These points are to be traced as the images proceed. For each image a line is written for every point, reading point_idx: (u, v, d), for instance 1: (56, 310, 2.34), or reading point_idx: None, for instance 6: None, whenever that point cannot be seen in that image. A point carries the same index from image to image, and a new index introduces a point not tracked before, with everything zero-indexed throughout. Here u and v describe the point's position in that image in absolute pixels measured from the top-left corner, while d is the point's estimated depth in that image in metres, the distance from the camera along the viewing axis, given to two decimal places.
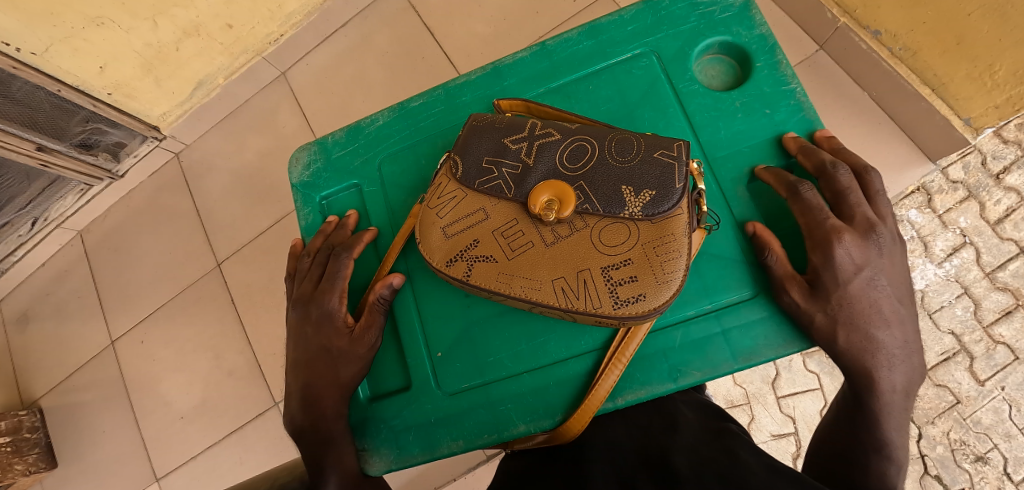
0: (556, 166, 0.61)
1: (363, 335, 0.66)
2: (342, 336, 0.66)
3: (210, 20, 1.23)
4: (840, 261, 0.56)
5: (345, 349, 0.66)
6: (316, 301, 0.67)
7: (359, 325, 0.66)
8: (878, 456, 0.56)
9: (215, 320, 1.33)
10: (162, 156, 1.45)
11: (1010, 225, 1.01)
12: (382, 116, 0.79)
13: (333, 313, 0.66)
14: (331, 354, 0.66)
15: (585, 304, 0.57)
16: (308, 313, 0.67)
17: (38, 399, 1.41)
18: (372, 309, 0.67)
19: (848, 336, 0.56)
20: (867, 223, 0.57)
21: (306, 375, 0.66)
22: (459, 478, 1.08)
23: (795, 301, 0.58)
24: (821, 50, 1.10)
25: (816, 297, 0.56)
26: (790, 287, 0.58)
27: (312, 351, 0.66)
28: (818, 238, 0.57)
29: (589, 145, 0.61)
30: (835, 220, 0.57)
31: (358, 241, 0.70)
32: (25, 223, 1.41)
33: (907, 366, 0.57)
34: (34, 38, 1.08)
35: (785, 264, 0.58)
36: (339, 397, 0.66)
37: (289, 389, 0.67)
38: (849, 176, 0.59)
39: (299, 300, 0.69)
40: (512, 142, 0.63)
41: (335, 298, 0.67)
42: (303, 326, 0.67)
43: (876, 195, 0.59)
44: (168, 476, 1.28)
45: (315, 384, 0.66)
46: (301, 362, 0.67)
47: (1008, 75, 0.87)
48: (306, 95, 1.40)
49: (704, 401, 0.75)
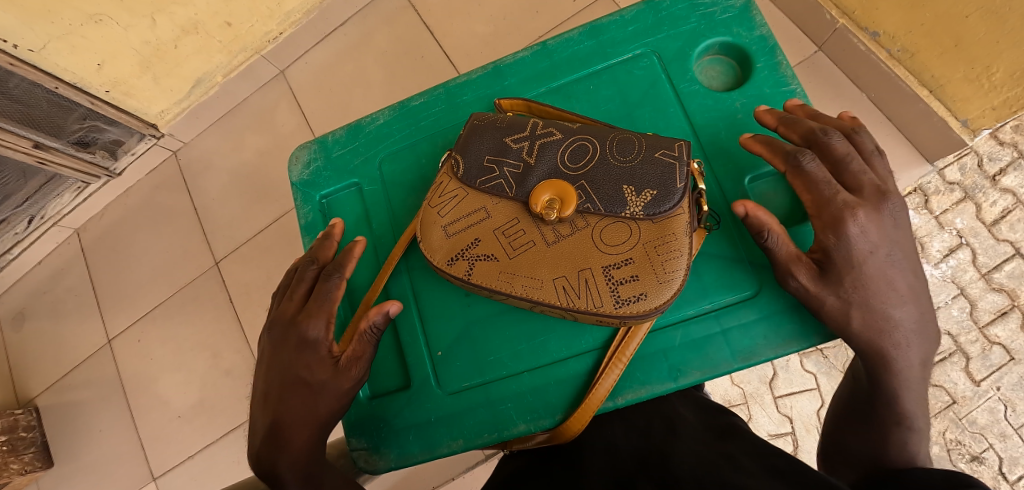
0: (557, 166, 0.61)
1: (350, 367, 0.62)
2: (325, 367, 0.61)
3: (209, 18, 1.23)
4: (854, 239, 0.53)
5: (328, 380, 0.61)
6: (298, 325, 0.62)
7: (347, 355, 0.62)
8: (898, 429, 0.56)
9: (213, 319, 1.33)
10: (160, 154, 1.45)
11: (1006, 226, 1.01)
12: (383, 115, 0.79)
13: (319, 340, 0.61)
14: (310, 387, 0.60)
15: (586, 303, 0.57)
16: (290, 337, 0.62)
17: (34, 398, 1.40)
18: (362, 339, 0.63)
19: (862, 318, 0.54)
20: (875, 191, 0.55)
21: (281, 407, 0.60)
22: (457, 477, 1.08)
23: (803, 285, 0.55)
24: (820, 51, 1.11)
25: (828, 280, 0.54)
26: (796, 271, 0.55)
27: (290, 380, 0.60)
28: (833, 213, 0.54)
29: (590, 145, 0.61)
30: (843, 192, 0.55)
31: (349, 259, 0.64)
32: (22, 221, 1.40)
33: (923, 339, 0.55)
34: (31, 35, 1.08)
35: (788, 245, 0.55)
36: (313, 433, 0.60)
37: (256, 422, 0.61)
38: (841, 140, 0.57)
39: (280, 321, 0.63)
40: (513, 141, 0.63)
41: (320, 324, 0.61)
42: (281, 353, 0.62)
43: (871, 157, 0.58)
44: (165, 476, 1.28)
45: (287, 419, 0.59)
46: (275, 392, 0.61)
47: (1005, 77, 0.88)
48: (304, 94, 1.40)
49: (703, 399, 0.75)
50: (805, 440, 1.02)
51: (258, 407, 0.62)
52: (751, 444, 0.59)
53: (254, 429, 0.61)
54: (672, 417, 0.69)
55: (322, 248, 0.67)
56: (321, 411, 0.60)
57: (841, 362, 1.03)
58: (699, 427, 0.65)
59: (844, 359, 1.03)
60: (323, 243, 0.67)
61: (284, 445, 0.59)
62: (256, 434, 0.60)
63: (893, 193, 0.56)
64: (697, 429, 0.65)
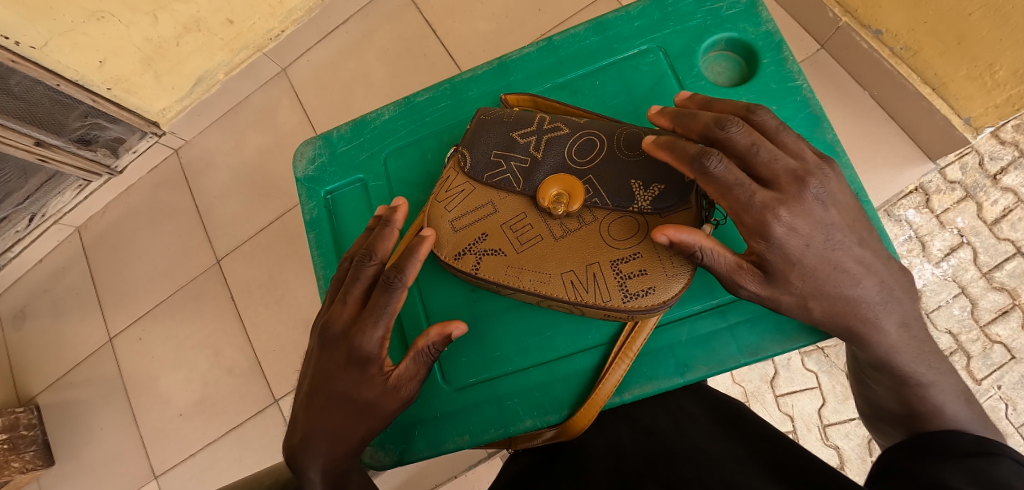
0: (565, 160, 0.61)
1: (400, 388, 0.58)
2: (374, 385, 0.57)
3: (211, 15, 1.22)
4: (780, 237, 0.50)
5: (375, 398, 0.57)
6: (351, 336, 0.56)
7: (398, 373, 0.58)
8: (910, 388, 0.52)
9: (214, 317, 1.33)
10: (162, 152, 1.44)
11: (1007, 226, 1.01)
12: (388, 111, 0.79)
13: (372, 355, 0.56)
14: (356, 404, 0.57)
15: (594, 297, 0.57)
16: (341, 344, 0.57)
17: (35, 396, 1.40)
18: (416, 358, 0.59)
19: (822, 307, 0.51)
20: (791, 177, 0.51)
21: (322, 415, 0.57)
22: (459, 476, 1.08)
23: (756, 291, 0.52)
24: (822, 49, 1.11)
25: (771, 280, 0.51)
26: (744, 281, 0.52)
27: (336, 389, 0.57)
28: (752, 215, 0.50)
29: (598, 140, 0.61)
30: (757, 191, 0.50)
31: (412, 261, 0.57)
32: (23, 219, 1.40)
33: (896, 313, 0.52)
34: (33, 32, 1.07)
35: (725, 255, 0.51)
36: (347, 451, 0.56)
37: (292, 424, 0.58)
38: (741, 126, 0.52)
39: (332, 322, 0.58)
40: (520, 136, 0.63)
41: (374, 339, 0.56)
42: (330, 360, 0.58)
43: (777, 133, 0.53)
44: (166, 474, 1.27)
45: (326, 433, 0.56)
46: (319, 399, 0.57)
47: (1009, 75, 0.87)
48: (306, 92, 1.40)
49: (710, 394, 0.75)
50: (806, 438, 1.02)
51: (299, 407, 0.59)
52: (757, 442, 0.61)
53: (290, 426, 0.59)
54: (681, 416, 0.69)
55: (383, 240, 0.59)
56: (361, 427, 0.57)
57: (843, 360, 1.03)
58: (709, 427, 0.66)
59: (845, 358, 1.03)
60: (385, 234, 0.59)
61: (315, 453, 0.55)
62: (291, 434, 0.57)
63: (812, 173, 0.51)
64: (707, 429, 0.66)
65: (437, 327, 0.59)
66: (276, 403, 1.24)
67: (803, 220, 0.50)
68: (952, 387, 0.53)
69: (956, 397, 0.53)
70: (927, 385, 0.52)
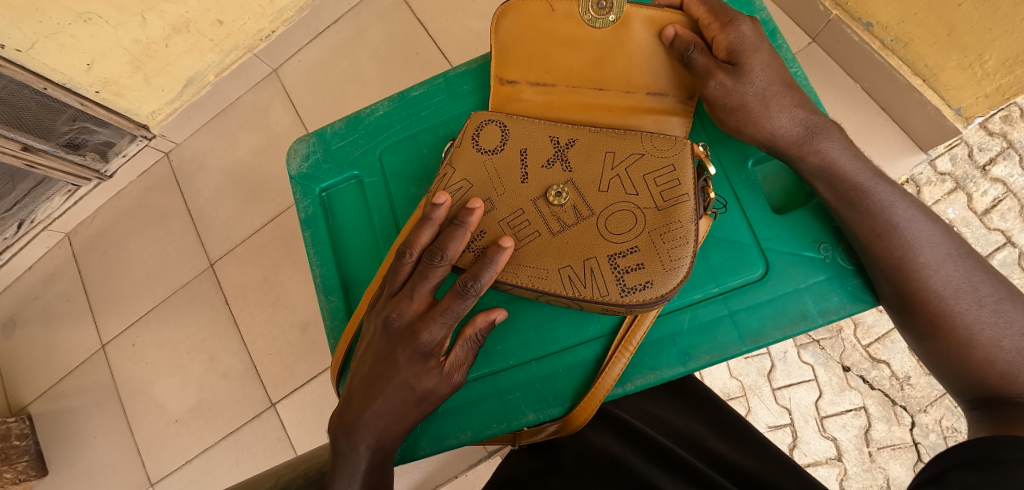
0: (592, 24, 0.63)
1: (451, 374, 0.60)
2: (431, 375, 0.59)
3: (200, 16, 1.21)
4: (742, 31, 0.59)
5: (431, 387, 0.59)
6: (416, 334, 0.57)
7: (450, 362, 0.60)
8: (935, 248, 0.54)
9: (207, 319, 1.31)
10: (151, 155, 1.43)
11: (997, 216, 1.02)
12: (382, 106, 0.78)
13: (434, 349, 0.58)
14: (413, 392, 0.59)
15: (591, 292, 0.58)
16: (404, 337, 0.58)
17: (27, 406, 1.38)
18: (465, 346, 0.60)
19: None
20: None
21: (380, 399, 0.58)
22: (459, 475, 1.07)
23: (723, 83, 0.58)
24: (814, 42, 1.10)
25: (738, 72, 0.58)
26: (751, 73, 0.58)
27: (396, 377, 0.58)
28: (730, 13, 0.59)
29: (621, 45, 0.63)
30: (719, 7, 0.60)
31: (489, 271, 0.57)
32: (11, 225, 1.37)
33: (850, 155, 0.58)
34: (19, 35, 1.06)
35: (702, 54, 0.58)
36: (400, 428, 0.60)
37: (345, 401, 0.60)
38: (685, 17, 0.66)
39: (396, 315, 0.58)
40: (546, 51, 0.66)
41: (437, 338, 0.57)
42: (390, 352, 0.58)
43: None
44: (162, 481, 1.26)
45: (381, 416, 0.58)
46: (380, 383, 0.58)
47: (999, 65, 0.88)
48: (297, 93, 1.38)
49: (713, 398, 0.73)
50: (804, 431, 1.02)
51: (356, 387, 0.60)
52: (761, 474, 0.62)
53: (344, 403, 0.60)
54: (683, 430, 0.69)
55: (455, 241, 0.58)
56: (415, 411, 0.60)
57: (839, 352, 1.03)
58: (708, 442, 0.67)
59: (841, 350, 1.04)
60: (459, 235, 0.58)
61: (367, 433, 0.58)
62: (347, 410, 0.59)
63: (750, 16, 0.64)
64: (706, 445, 0.66)
65: (481, 314, 0.61)
66: (273, 406, 1.23)
67: (757, 33, 0.60)
68: (972, 260, 0.54)
69: (978, 267, 0.54)
70: (941, 263, 0.54)
